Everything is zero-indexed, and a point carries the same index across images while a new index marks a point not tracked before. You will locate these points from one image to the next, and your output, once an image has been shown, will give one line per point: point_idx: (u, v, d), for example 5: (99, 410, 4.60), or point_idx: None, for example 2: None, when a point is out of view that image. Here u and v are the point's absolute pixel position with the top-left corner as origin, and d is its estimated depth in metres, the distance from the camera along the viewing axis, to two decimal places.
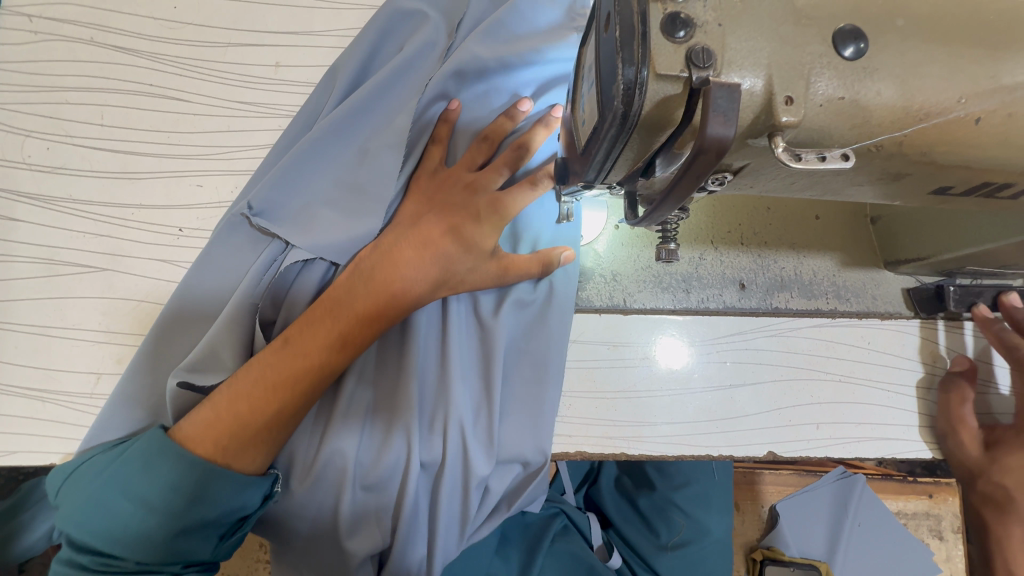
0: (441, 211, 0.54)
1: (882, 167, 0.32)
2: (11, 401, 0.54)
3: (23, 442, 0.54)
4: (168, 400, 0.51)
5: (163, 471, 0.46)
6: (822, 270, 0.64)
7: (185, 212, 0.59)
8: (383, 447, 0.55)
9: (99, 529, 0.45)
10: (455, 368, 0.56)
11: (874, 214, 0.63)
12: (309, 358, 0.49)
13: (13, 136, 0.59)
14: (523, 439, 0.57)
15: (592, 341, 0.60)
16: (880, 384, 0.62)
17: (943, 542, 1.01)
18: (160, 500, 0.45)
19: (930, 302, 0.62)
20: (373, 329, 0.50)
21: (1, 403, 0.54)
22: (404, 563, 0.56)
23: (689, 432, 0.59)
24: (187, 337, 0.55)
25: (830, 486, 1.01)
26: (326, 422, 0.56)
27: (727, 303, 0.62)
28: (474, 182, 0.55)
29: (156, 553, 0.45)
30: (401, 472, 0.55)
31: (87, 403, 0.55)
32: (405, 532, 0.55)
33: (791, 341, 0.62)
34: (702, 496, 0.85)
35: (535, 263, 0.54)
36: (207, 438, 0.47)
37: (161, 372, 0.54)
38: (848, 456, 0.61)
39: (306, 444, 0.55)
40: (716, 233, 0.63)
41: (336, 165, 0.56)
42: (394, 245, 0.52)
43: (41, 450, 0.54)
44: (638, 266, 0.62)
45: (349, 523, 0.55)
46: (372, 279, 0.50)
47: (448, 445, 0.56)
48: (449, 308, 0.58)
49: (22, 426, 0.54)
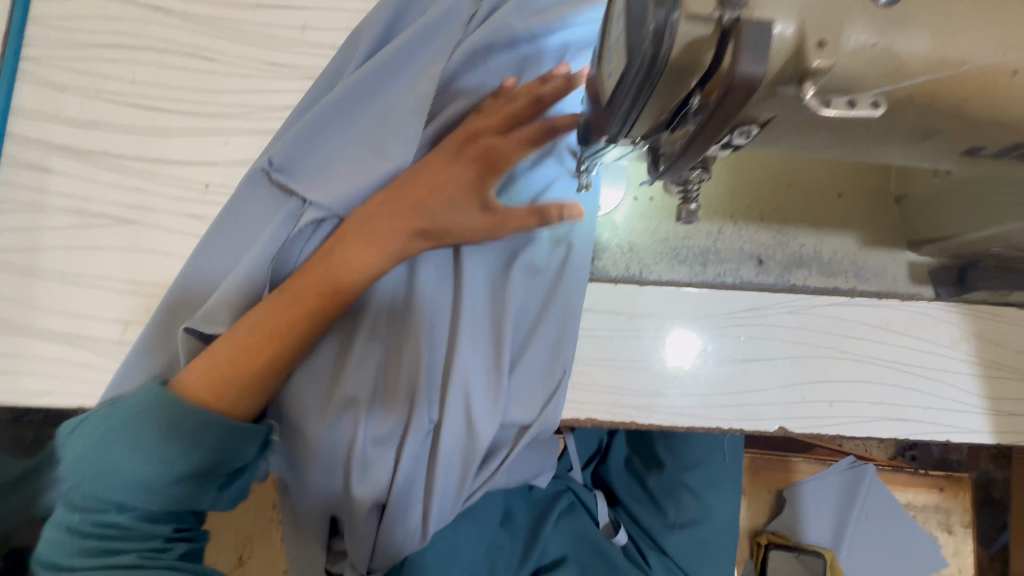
0: (432, 163, 0.53)
1: (912, 123, 0.31)
2: (43, 345, 0.57)
3: (55, 384, 0.56)
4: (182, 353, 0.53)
5: (163, 424, 0.48)
6: (842, 249, 0.63)
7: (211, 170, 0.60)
8: (393, 403, 0.56)
9: (99, 486, 0.46)
10: (465, 327, 0.57)
11: (898, 194, 0.62)
12: (298, 303, 0.50)
13: (49, 91, 0.61)
14: (530, 402, 0.58)
15: (606, 310, 0.61)
16: (895, 364, 0.61)
17: (952, 536, 1.02)
18: (161, 455, 0.47)
19: (952, 284, 0.62)
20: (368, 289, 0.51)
21: (34, 347, 0.56)
22: (404, 518, 0.58)
23: (702, 405, 0.60)
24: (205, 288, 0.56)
25: (840, 475, 1.01)
26: (337, 374, 0.57)
27: (743, 278, 0.62)
28: (473, 133, 0.53)
29: (161, 503, 0.48)
30: (407, 428, 0.56)
31: (116, 350, 0.57)
32: (403, 488, 0.57)
33: (807, 319, 0.61)
34: (711, 477, 0.85)
35: (532, 215, 0.51)
36: (203, 382, 0.49)
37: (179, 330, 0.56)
38: (860, 435, 0.60)
39: (318, 396, 0.57)
40: (736, 207, 0.63)
41: (359, 128, 0.57)
42: (382, 198, 0.53)
43: (72, 393, 0.56)
44: (655, 238, 0.62)
45: (357, 473, 0.56)
46: (374, 243, 0.51)
47: (454, 404, 0.56)
48: (466, 270, 0.58)
49: (55, 369, 0.56)
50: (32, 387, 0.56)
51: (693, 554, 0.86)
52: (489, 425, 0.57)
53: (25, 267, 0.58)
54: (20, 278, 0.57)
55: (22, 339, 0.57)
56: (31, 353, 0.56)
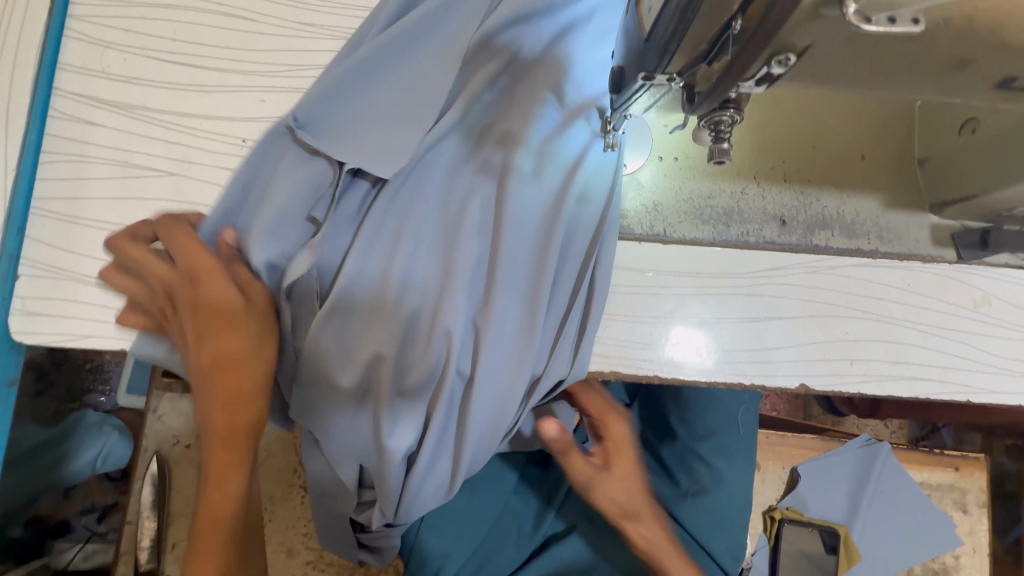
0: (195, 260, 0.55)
1: (950, 46, 0.33)
2: (85, 290, 0.58)
3: (98, 328, 0.58)
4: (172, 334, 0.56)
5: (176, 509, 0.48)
6: (865, 211, 0.64)
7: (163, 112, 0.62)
8: (423, 353, 0.57)
9: None
10: (498, 280, 0.58)
11: (922, 155, 0.64)
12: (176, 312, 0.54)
13: (93, 47, 0.63)
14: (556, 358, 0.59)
15: (630, 266, 0.62)
16: (916, 325, 0.62)
17: (968, 515, 1.02)
18: None
19: (976, 247, 0.63)
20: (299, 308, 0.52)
21: (76, 291, 0.58)
22: (431, 468, 0.59)
23: (723, 361, 0.61)
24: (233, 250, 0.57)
25: (854, 452, 1.01)
26: (370, 326, 0.58)
27: (765, 238, 0.63)
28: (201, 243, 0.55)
29: None
30: (439, 380, 0.57)
31: None
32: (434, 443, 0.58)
33: (829, 278, 0.62)
34: (725, 446, 0.86)
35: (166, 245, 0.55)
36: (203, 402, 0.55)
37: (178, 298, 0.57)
38: (881, 394, 0.61)
39: (348, 343, 0.58)
40: (759, 169, 0.64)
41: (391, 95, 0.59)
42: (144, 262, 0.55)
43: (113, 337, 0.58)
44: (679, 198, 0.63)
45: (388, 420, 0.58)
46: (190, 275, 0.54)
47: (484, 355, 0.57)
48: (502, 221, 0.58)
49: (96, 313, 0.58)
50: (76, 330, 0.58)
51: (709, 523, 0.86)
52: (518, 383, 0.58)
53: (69, 215, 0.60)
54: (64, 225, 0.59)
55: (64, 284, 0.58)
56: (73, 297, 0.58)
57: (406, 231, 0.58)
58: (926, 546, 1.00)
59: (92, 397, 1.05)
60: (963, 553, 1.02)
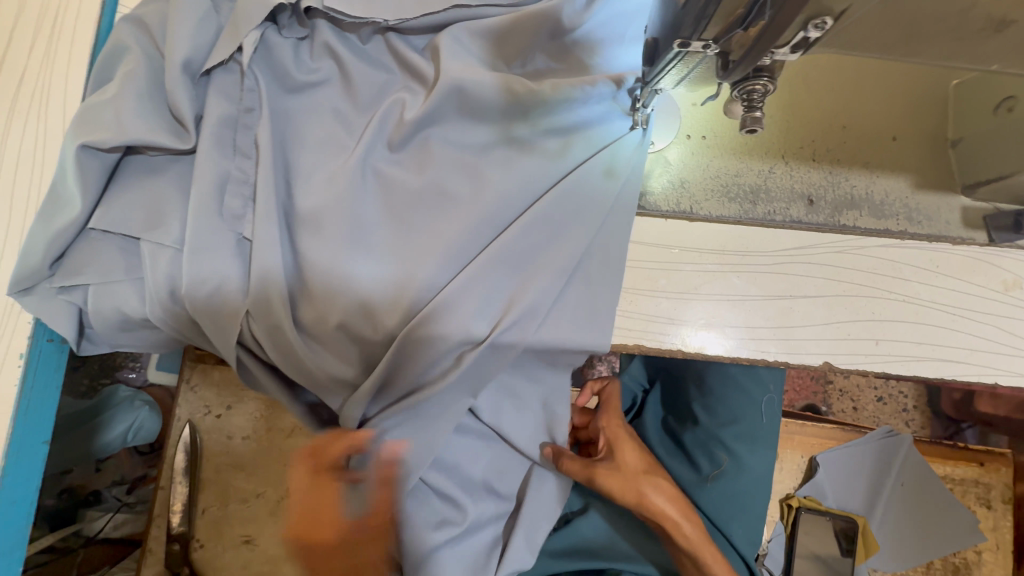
0: None
1: (986, 12, 0.34)
2: (112, 251, 0.59)
3: (130, 287, 0.60)
4: (89, 131, 0.56)
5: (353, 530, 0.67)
6: (894, 191, 0.64)
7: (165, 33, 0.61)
8: (452, 310, 0.58)
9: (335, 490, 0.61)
10: (531, 241, 0.60)
11: (955, 137, 0.63)
12: None
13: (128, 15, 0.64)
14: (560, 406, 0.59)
15: (655, 243, 0.63)
16: (945, 307, 0.61)
17: (991, 511, 1.01)
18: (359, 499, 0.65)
19: (1008, 230, 0.62)
20: (325, 326, 0.60)
21: (102, 251, 0.59)
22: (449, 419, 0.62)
23: (747, 337, 0.61)
24: (260, 241, 0.59)
25: (873, 445, 1.00)
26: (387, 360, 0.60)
27: (793, 217, 0.63)
28: None
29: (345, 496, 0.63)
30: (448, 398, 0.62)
31: (175, 257, 0.59)
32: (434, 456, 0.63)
33: (855, 258, 0.62)
34: (748, 432, 0.85)
35: None
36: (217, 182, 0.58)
37: (106, 115, 0.57)
38: (906, 375, 0.61)
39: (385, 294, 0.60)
40: (788, 148, 0.64)
41: (439, 111, 0.60)
42: None
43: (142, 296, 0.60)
44: (706, 176, 0.64)
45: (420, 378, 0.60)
46: None
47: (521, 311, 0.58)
48: (528, 184, 0.61)
49: (127, 273, 0.59)
50: (110, 290, 0.59)
51: (727, 506, 0.86)
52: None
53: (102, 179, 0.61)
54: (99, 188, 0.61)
55: (93, 243, 0.59)
56: (99, 257, 0.59)
57: (435, 200, 0.61)
58: (946, 538, 0.99)
59: (122, 373, 1.18)
60: (985, 548, 1.02)
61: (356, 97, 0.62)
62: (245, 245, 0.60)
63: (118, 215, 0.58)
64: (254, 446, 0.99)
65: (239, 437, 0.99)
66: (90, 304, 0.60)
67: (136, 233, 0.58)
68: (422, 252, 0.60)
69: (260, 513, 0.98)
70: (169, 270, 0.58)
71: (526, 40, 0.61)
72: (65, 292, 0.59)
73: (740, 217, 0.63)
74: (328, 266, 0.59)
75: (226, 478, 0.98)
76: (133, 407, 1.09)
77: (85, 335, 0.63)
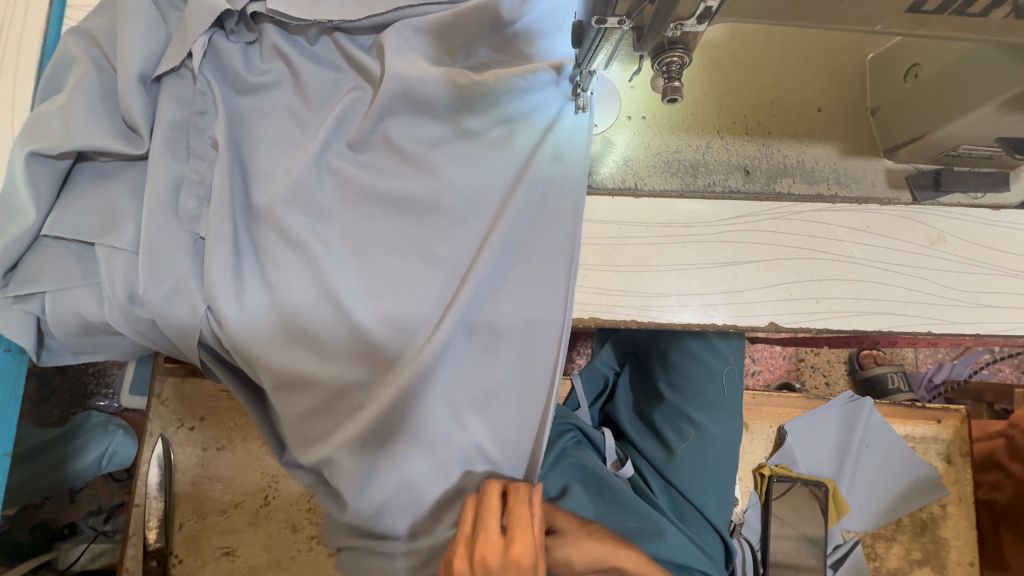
0: None
1: None
2: (67, 257, 0.60)
3: (86, 291, 0.60)
4: (38, 138, 0.57)
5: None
6: (823, 158, 0.68)
7: (113, 41, 0.62)
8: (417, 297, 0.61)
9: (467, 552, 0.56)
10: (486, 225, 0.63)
11: (874, 105, 0.68)
12: None
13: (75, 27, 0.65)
14: (535, 379, 0.62)
15: (604, 219, 0.66)
16: (876, 263, 0.65)
17: (952, 465, 1.05)
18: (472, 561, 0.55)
19: (929, 188, 0.67)
20: (288, 318, 0.61)
21: (57, 258, 0.59)
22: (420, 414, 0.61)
23: (698, 303, 0.64)
24: (215, 238, 0.60)
25: (840, 408, 1.04)
26: (357, 347, 0.61)
27: (731, 186, 0.66)
28: None
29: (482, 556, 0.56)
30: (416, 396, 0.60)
31: (130, 260, 0.59)
32: None
33: (792, 223, 0.66)
34: (711, 404, 0.87)
35: None
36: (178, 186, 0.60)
37: (54, 123, 0.58)
38: (846, 330, 0.64)
39: (347, 285, 0.60)
40: (723, 124, 0.68)
41: (388, 109, 0.62)
42: None
43: (98, 300, 0.60)
44: (648, 155, 0.67)
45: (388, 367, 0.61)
46: None
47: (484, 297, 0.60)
48: (481, 170, 0.63)
49: (83, 278, 0.60)
50: (66, 295, 0.60)
51: (698, 478, 0.89)
52: (513, 408, 0.62)
53: None
54: None
55: (47, 251, 0.59)
56: (53, 264, 0.59)
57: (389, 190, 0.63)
58: (909, 494, 1.03)
59: (94, 400, 1.17)
60: (949, 501, 1.05)
61: (306, 95, 0.64)
62: (201, 244, 0.61)
63: (72, 220, 0.59)
64: (229, 457, 0.98)
65: (214, 448, 0.98)
66: (47, 311, 0.60)
67: (91, 237, 0.59)
68: (381, 241, 0.62)
69: (239, 524, 0.97)
70: (126, 272, 0.59)
71: (467, 33, 0.63)
72: (20, 301, 0.59)
73: (683, 187, 0.66)
74: (290, 260, 0.61)
75: (202, 491, 0.97)
76: (108, 434, 1.07)
77: (45, 347, 0.64)
